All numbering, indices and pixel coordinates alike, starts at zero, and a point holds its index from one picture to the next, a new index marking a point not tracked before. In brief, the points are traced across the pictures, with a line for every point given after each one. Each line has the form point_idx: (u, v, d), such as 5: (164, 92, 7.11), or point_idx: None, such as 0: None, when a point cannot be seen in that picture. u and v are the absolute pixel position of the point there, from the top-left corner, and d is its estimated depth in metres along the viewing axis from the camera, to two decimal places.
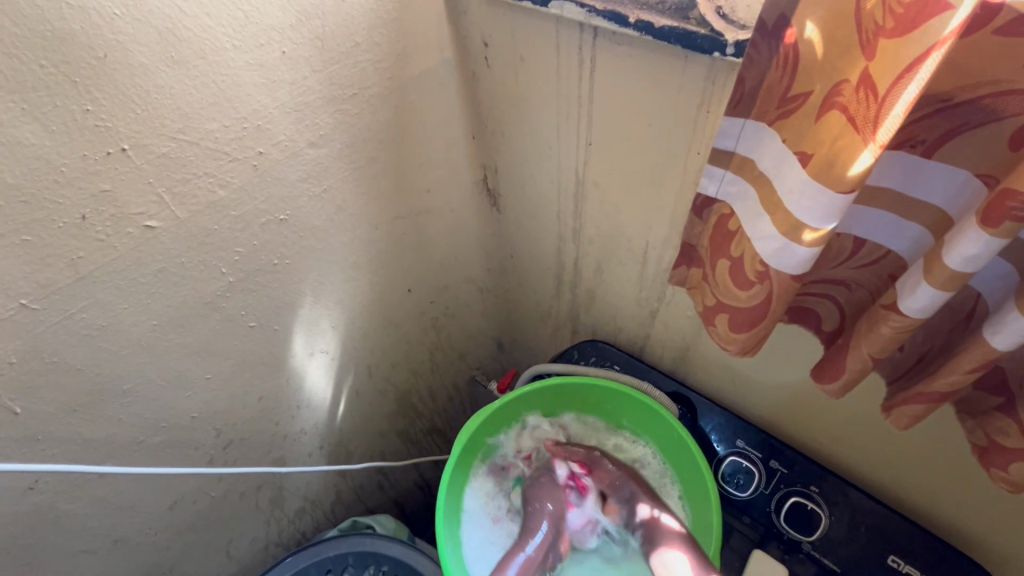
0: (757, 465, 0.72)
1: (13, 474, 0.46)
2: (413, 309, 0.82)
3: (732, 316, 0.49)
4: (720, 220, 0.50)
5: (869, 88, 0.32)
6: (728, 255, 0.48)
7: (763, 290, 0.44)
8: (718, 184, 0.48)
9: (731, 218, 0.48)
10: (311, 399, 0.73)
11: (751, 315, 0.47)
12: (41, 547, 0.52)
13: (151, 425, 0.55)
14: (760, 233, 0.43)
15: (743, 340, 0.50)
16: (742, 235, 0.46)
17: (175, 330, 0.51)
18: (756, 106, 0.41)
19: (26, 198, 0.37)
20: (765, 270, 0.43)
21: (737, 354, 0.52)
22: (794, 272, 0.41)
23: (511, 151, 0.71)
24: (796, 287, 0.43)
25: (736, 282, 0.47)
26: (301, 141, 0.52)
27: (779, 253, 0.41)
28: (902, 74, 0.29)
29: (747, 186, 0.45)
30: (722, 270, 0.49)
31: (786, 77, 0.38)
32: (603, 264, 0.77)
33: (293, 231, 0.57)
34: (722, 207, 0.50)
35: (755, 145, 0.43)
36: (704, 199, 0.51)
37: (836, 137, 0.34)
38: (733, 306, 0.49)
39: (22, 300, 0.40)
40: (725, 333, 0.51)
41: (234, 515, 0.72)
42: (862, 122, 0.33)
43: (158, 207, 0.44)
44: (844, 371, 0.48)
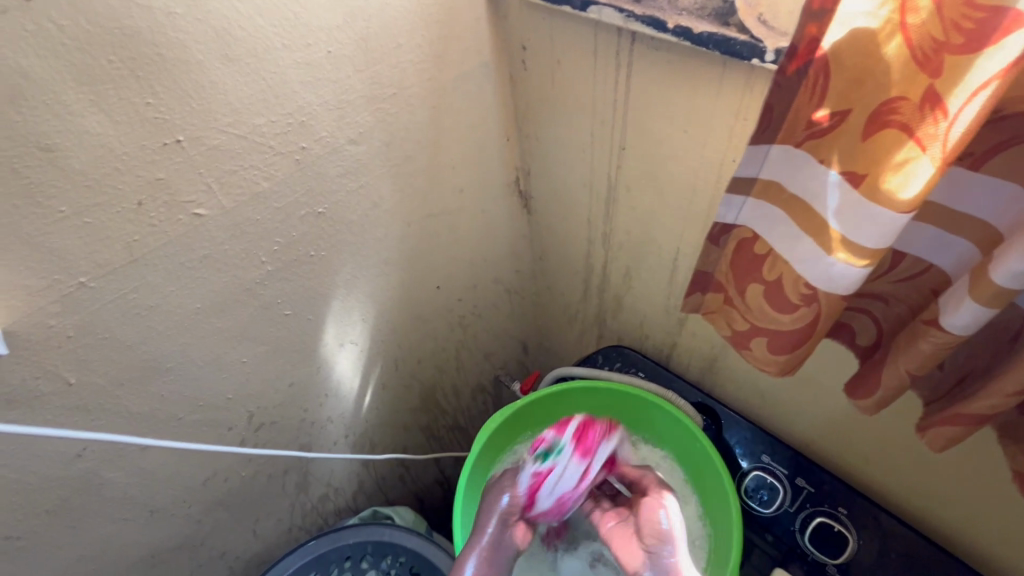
0: (782, 481, 0.70)
1: (64, 441, 0.49)
2: (441, 305, 0.84)
3: (770, 339, 0.49)
4: (744, 245, 0.48)
5: (930, 105, 0.32)
6: (760, 278, 0.47)
7: (809, 313, 0.44)
8: (737, 211, 0.47)
9: (757, 241, 0.47)
10: (339, 388, 0.76)
11: (793, 338, 0.46)
12: (85, 512, 0.55)
13: (189, 404, 0.57)
14: (807, 256, 0.42)
15: (784, 360, 0.49)
16: (777, 257, 0.45)
17: (215, 314, 0.54)
18: (781, 131, 0.40)
19: (89, 183, 0.40)
20: (813, 292, 0.42)
21: (774, 375, 0.51)
22: (843, 292, 0.41)
23: (545, 153, 0.72)
24: (842, 308, 0.42)
25: (776, 306, 0.46)
26: (341, 138, 0.54)
27: (829, 276, 0.40)
28: (974, 92, 0.29)
29: (774, 209, 0.44)
30: (757, 293, 0.48)
31: (813, 101, 0.37)
32: (631, 270, 0.76)
33: (329, 224, 0.59)
34: (742, 232, 0.48)
35: (781, 170, 0.42)
36: (722, 226, 0.49)
37: (898, 155, 0.34)
38: (770, 330, 0.48)
39: (81, 278, 0.43)
40: (763, 355, 0.50)
41: (262, 496, 0.75)
42: (930, 140, 0.32)
43: (207, 196, 0.47)
44: (879, 386, 0.46)
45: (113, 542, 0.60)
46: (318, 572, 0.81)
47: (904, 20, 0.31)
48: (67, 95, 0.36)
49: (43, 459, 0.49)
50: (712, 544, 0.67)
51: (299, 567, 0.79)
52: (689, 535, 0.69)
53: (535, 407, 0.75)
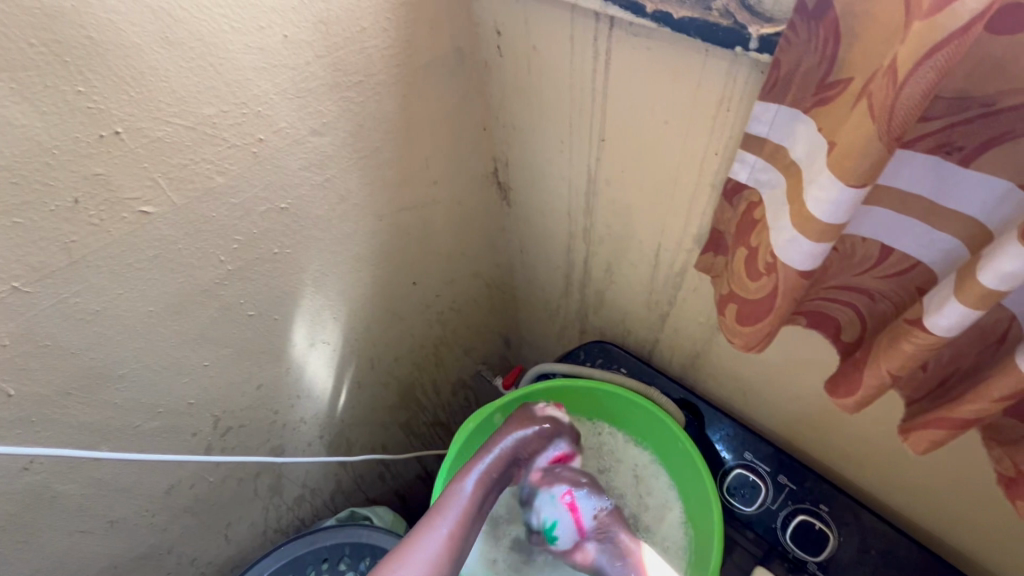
0: (764, 479, 0.69)
1: (8, 456, 0.46)
2: (418, 301, 0.81)
3: (739, 307, 0.47)
4: (748, 208, 0.47)
5: (888, 72, 0.29)
6: (747, 244, 0.46)
7: (771, 283, 0.42)
8: (749, 171, 0.45)
9: (759, 207, 0.45)
10: (312, 389, 0.73)
11: (758, 310, 0.45)
12: (37, 526, 0.52)
13: (147, 410, 0.54)
14: (777, 223, 0.40)
15: (750, 334, 0.47)
16: (765, 225, 0.43)
17: (170, 317, 0.51)
18: (790, 93, 0.38)
19: (16, 180, 0.36)
20: (775, 262, 0.41)
21: (742, 349, 0.50)
22: (801, 267, 0.39)
23: (523, 143, 0.69)
24: (803, 285, 0.41)
25: (748, 273, 0.45)
26: (303, 129, 0.51)
27: (790, 249, 0.39)
28: (924, 59, 0.27)
29: (777, 174, 0.42)
30: (739, 258, 0.47)
31: (821, 64, 0.36)
32: (613, 264, 0.74)
33: (294, 220, 0.56)
34: (752, 194, 0.46)
35: (789, 133, 0.41)
36: (734, 184, 0.48)
37: (852, 124, 0.32)
38: (741, 297, 0.47)
39: (14, 283, 0.40)
40: (732, 324, 0.49)
41: (233, 500, 0.72)
42: (875, 111, 0.30)
43: (154, 192, 0.43)
44: (860, 386, 0.45)
45: (70, 555, 0.57)
46: None
47: None
48: None
49: None
50: (694, 552, 0.65)
51: (273, 571, 0.77)
52: (668, 542, 0.68)
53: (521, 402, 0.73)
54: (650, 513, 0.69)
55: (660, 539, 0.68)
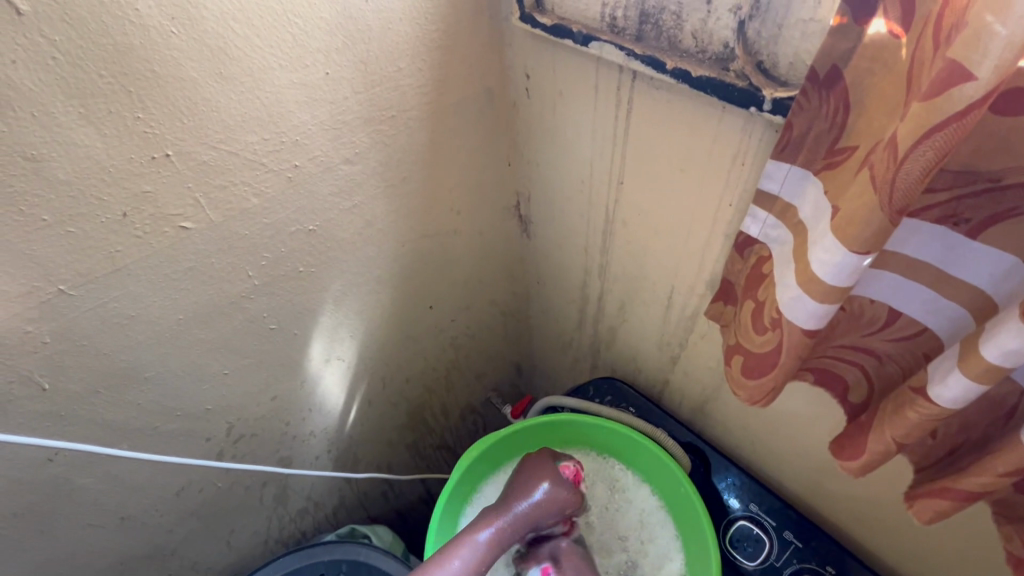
0: (768, 533, 0.68)
1: (36, 446, 0.49)
2: (433, 325, 0.83)
3: (744, 360, 0.48)
4: (757, 262, 0.48)
5: (890, 147, 0.30)
6: (755, 298, 0.47)
7: (775, 338, 0.43)
8: (760, 226, 0.46)
9: (769, 261, 0.46)
10: (324, 403, 0.75)
11: (763, 365, 0.46)
12: (53, 517, 0.54)
13: (166, 413, 0.57)
14: (783, 281, 0.41)
15: (753, 387, 0.48)
16: (772, 280, 0.44)
17: (197, 326, 0.54)
18: (801, 154, 0.39)
19: (74, 193, 0.40)
20: (779, 319, 0.42)
21: (746, 401, 0.51)
22: (805, 325, 0.39)
23: (546, 179, 0.71)
24: (807, 344, 0.41)
25: (755, 327, 0.46)
26: (336, 157, 0.54)
27: (796, 308, 0.39)
28: (923, 138, 0.28)
29: (788, 232, 0.43)
30: (748, 311, 0.48)
31: (832, 131, 0.37)
32: (626, 302, 0.75)
33: (321, 241, 0.58)
34: (762, 248, 0.47)
35: (800, 193, 0.42)
36: (745, 237, 0.48)
37: (858, 193, 0.33)
38: (747, 350, 0.48)
39: (61, 286, 0.43)
40: (738, 376, 0.50)
41: (238, 507, 0.74)
42: (877, 183, 0.31)
43: (194, 210, 0.47)
44: (864, 450, 0.45)
45: (79, 549, 0.59)
46: None
47: (911, 63, 0.30)
48: (55, 107, 0.36)
49: (14, 463, 0.48)
50: None
51: None
52: None
53: (529, 433, 0.74)
54: (649, 561, 0.67)
55: None
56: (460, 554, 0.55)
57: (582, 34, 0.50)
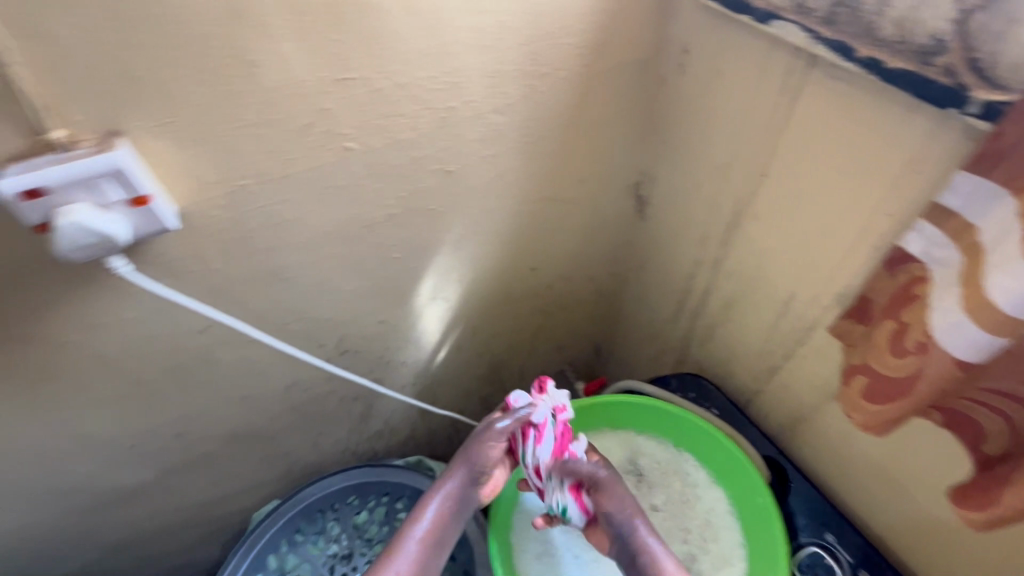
0: (841, 567, 0.64)
1: (194, 317, 0.57)
2: (532, 287, 0.85)
3: (870, 383, 0.48)
4: (910, 281, 0.44)
5: None
6: (896, 320, 0.45)
7: (915, 364, 0.43)
8: (925, 244, 0.42)
9: (923, 284, 0.43)
10: (420, 338, 0.80)
11: (901, 388, 0.45)
12: (193, 381, 0.63)
13: (294, 314, 0.63)
14: (941, 303, 0.41)
15: (874, 411, 0.48)
16: (922, 304, 0.43)
17: (336, 241, 0.59)
18: (1002, 168, 0.36)
19: (273, 100, 0.45)
20: (927, 342, 0.42)
21: (859, 426, 0.51)
22: (962, 357, 0.40)
23: (678, 161, 0.70)
24: (955, 375, 0.41)
25: (891, 350, 0.45)
26: (487, 106, 0.56)
27: (950, 331, 0.40)
28: None
29: (960, 253, 0.40)
30: (883, 333, 0.47)
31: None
32: (734, 301, 0.73)
33: (454, 184, 0.61)
34: (919, 268, 0.43)
35: (986, 213, 0.38)
36: (901, 252, 0.45)
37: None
38: (875, 373, 0.47)
39: (243, 182, 0.49)
40: (857, 399, 0.50)
41: (330, 414, 0.81)
42: None
43: (360, 134, 0.51)
44: (992, 500, 0.43)
45: (206, 413, 0.68)
46: (356, 496, 0.87)
47: None
48: (275, 19, 0.41)
49: (176, 327, 0.57)
50: None
51: (342, 487, 0.86)
52: None
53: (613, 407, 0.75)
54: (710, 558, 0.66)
55: None
56: (442, 492, 0.58)
57: (764, 11, 0.48)
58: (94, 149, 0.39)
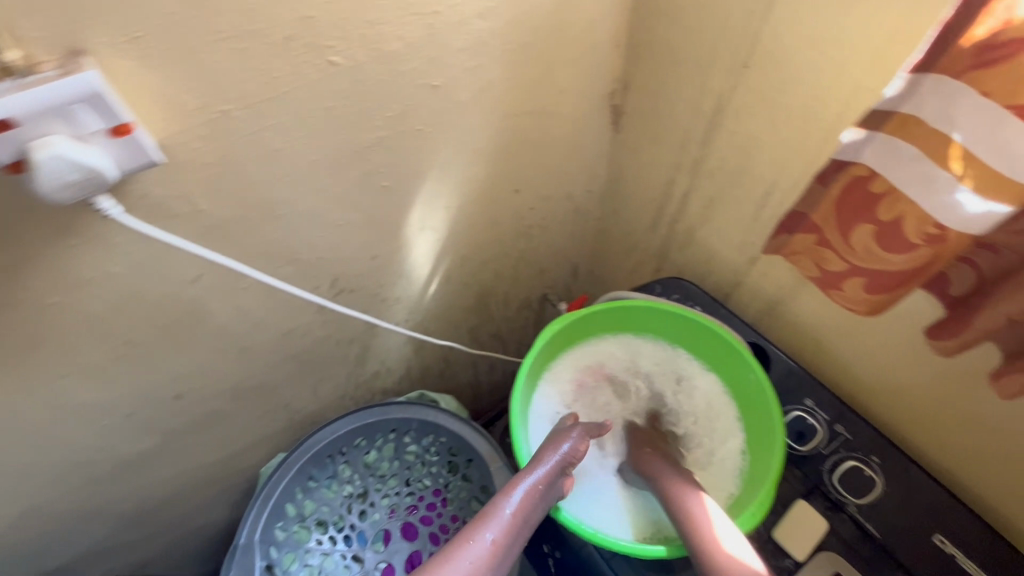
0: (821, 425, 0.73)
1: (186, 263, 0.53)
2: (515, 209, 0.85)
3: (865, 281, 0.54)
4: (852, 182, 0.50)
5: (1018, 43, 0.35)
6: (872, 218, 0.49)
7: (923, 253, 0.47)
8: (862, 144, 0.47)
9: (873, 179, 0.48)
10: (411, 272, 0.78)
11: (889, 242, 0.49)
12: (190, 335, 0.60)
13: (289, 254, 0.61)
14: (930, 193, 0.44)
15: (874, 301, 0.54)
16: (896, 196, 0.47)
17: (329, 171, 0.56)
18: (940, 56, 0.39)
19: (251, 6, 0.40)
20: (937, 233, 0.45)
21: (861, 314, 0.58)
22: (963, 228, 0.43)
23: (655, 66, 0.71)
24: (952, 250, 0.46)
25: (883, 247, 0.49)
26: (472, 10, 0.53)
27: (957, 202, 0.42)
28: None
29: (912, 146, 0.44)
30: (864, 233, 0.51)
31: (989, 23, 0.36)
32: (714, 201, 0.76)
33: (441, 100, 0.59)
34: (857, 167, 0.49)
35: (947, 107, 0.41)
36: (837, 161, 0.50)
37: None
38: (867, 272, 0.53)
39: (226, 107, 0.45)
40: (854, 294, 0.56)
41: (328, 358, 0.80)
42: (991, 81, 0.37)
43: (345, 44, 0.47)
44: (969, 331, 0.50)
45: (206, 370, 0.65)
46: (364, 438, 0.88)
47: None
48: None
49: (168, 277, 0.53)
50: (750, 469, 0.70)
51: (348, 431, 0.86)
52: (723, 462, 0.74)
53: (585, 323, 0.78)
54: (714, 428, 0.76)
55: (714, 460, 0.74)
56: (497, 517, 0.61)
57: None
58: (59, 71, 0.35)
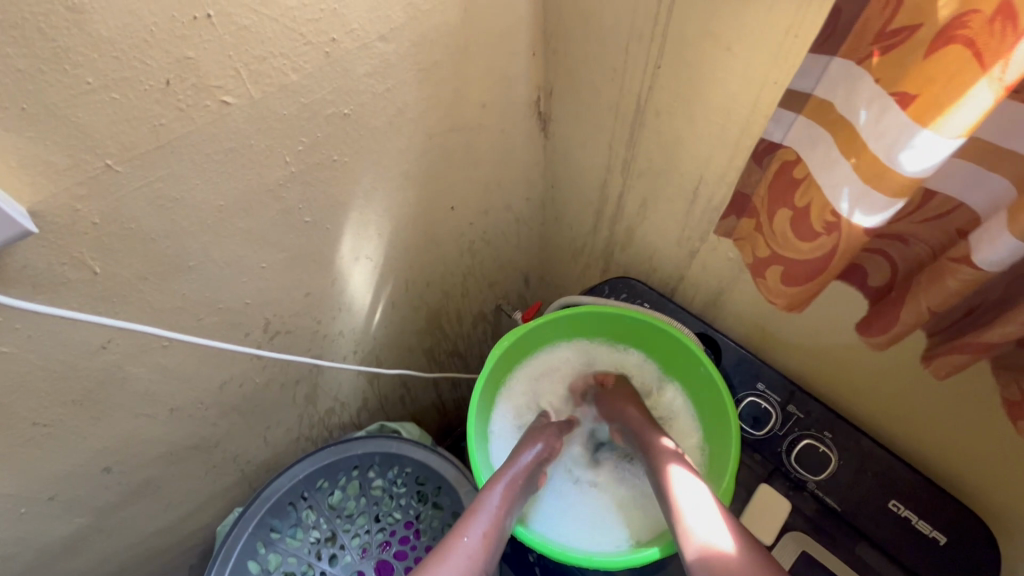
0: (775, 408, 0.74)
1: (89, 330, 0.49)
2: (453, 227, 0.83)
3: (783, 270, 0.52)
4: (782, 166, 0.50)
5: (904, 32, 0.37)
6: (790, 204, 0.49)
7: (829, 243, 0.46)
8: (783, 130, 0.50)
9: (798, 164, 0.48)
10: (350, 303, 0.75)
11: (798, 230, 0.48)
12: (108, 404, 0.56)
13: (209, 304, 0.57)
14: (835, 185, 0.43)
15: (791, 292, 0.53)
16: (811, 182, 0.46)
17: (239, 214, 0.53)
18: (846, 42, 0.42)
19: (118, 53, 0.37)
20: (835, 221, 0.44)
21: (781, 308, 0.55)
22: (866, 221, 0.43)
23: (574, 72, 0.70)
24: (861, 239, 0.45)
25: (797, 234, 0.49)
26: (372, 34, 0.51)
27: (848, 190, 0.42)
28: (961, 33, 0.33)
29: (821, 131, 0.45)
30: (782, 220, 0.50)
31: (887, 13, 0.37)
32: (648, 199, 0.77)
33: (354, 128, 0.57)
34: (786, 153, 0.50)
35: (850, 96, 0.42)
36: (768, 144, 0.53)
37: (940, 69, 0.34)
38: (785, 260, 0.51)
39: (107, 161, 0.41)
40: (774, 285, 0.54)
41: (274, 403, 0.76)
42: (880, 68, 0.39)
43: (235, 83, 0.44)
44: (896, 324, 0.49)
45: (135, 437, 0.61)
46: (326, 479, 0.84)
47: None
48: None
49: (69, 347, 0.49)
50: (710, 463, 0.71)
51: (307, 473, 0.82)
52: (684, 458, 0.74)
53: (537, 334, 0.77)
54: (676, 429, 0.76)
55: None
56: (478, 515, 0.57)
57: None
58: None
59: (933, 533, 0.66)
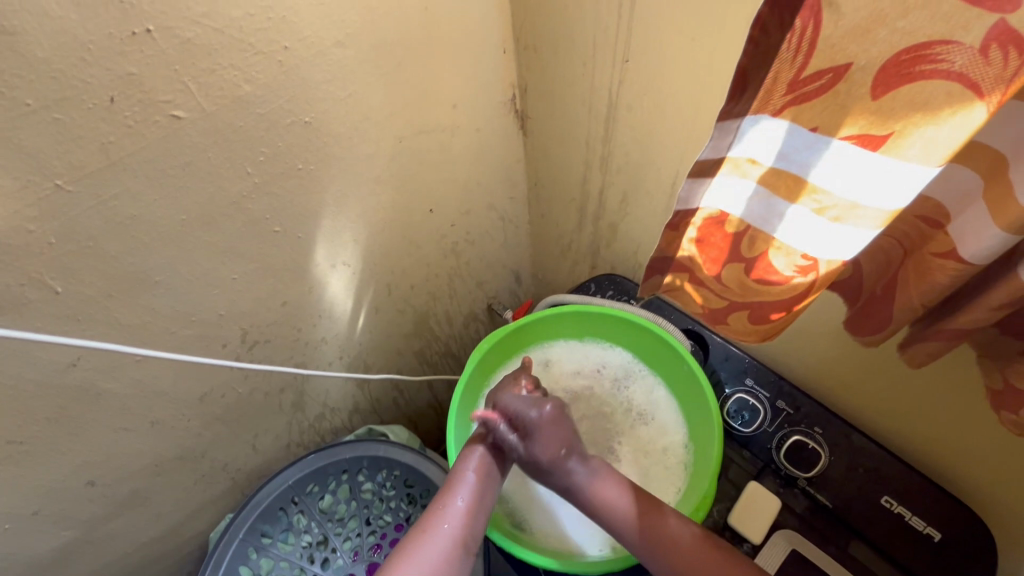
0: (763, 404, 0.73)
1: (56, 348, 0.49)
2: (434, 229, 0.82)
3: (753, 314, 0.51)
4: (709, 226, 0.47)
5: (833, 77, 0.33)
6: (742, 258, 0.47)
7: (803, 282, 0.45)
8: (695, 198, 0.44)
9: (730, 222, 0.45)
10: (332, 309, 0.75)
11: (761, 276, 0.47)
12: (84, 421, 0.56)
13: (181, 318, 0.57)
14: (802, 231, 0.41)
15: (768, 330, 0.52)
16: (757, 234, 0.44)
17: (203, 227, 0.52)
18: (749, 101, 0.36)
19: (56, 73, 0.37)
20: (809, 263, 0.43)
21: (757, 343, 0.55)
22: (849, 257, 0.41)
23: (545, 68, 0.69)
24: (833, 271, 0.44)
25: (763, 282, 0.47)
26: (327, 39, 0.51)
27: (818, 234, 0.40)
28: (916, 72, 0.31)
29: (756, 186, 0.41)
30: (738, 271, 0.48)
31: (806, 63, 0.33)
32: (628, 195, 0.75)
33: (318, 135, 0.56)
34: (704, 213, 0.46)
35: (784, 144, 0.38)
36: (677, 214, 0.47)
37: (902, 107, 0.32)
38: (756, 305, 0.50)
39: (57, 181, 0.41)
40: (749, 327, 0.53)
41: (260, 411, 0.77)
42: (812, 114, 0.35)
43: (185, 97, 0.44)
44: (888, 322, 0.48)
45: (116, 450, 0.61)
46: (316, 483, 0.85)
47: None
48: None
49: (38, 366, 0.49)
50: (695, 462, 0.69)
51: (298, 478, 0.83)
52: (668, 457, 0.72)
53: (519, 334, 0.77)
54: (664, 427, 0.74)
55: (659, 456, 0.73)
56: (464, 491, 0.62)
57: None
58: None
59: (927, 529, 0.64)
